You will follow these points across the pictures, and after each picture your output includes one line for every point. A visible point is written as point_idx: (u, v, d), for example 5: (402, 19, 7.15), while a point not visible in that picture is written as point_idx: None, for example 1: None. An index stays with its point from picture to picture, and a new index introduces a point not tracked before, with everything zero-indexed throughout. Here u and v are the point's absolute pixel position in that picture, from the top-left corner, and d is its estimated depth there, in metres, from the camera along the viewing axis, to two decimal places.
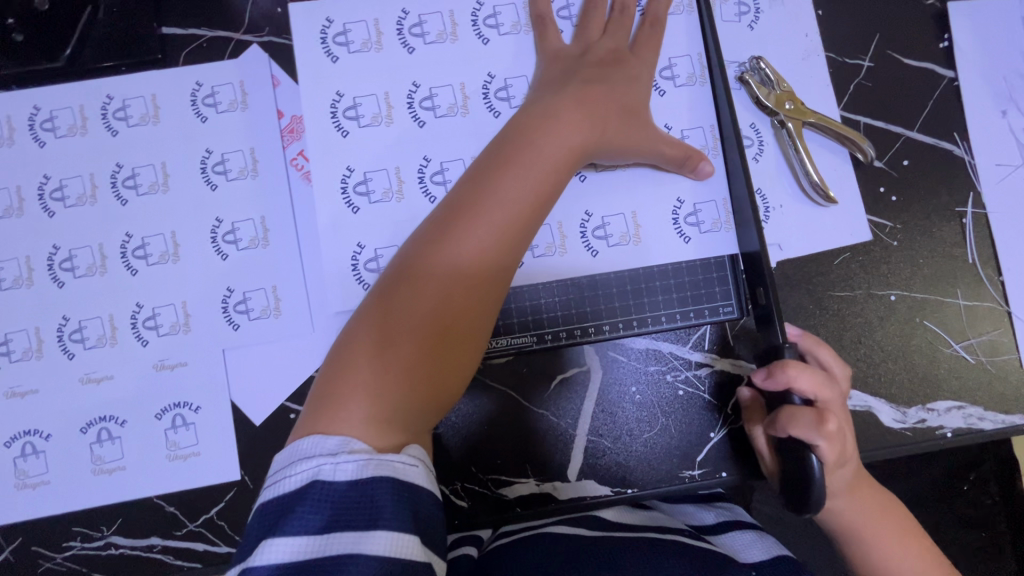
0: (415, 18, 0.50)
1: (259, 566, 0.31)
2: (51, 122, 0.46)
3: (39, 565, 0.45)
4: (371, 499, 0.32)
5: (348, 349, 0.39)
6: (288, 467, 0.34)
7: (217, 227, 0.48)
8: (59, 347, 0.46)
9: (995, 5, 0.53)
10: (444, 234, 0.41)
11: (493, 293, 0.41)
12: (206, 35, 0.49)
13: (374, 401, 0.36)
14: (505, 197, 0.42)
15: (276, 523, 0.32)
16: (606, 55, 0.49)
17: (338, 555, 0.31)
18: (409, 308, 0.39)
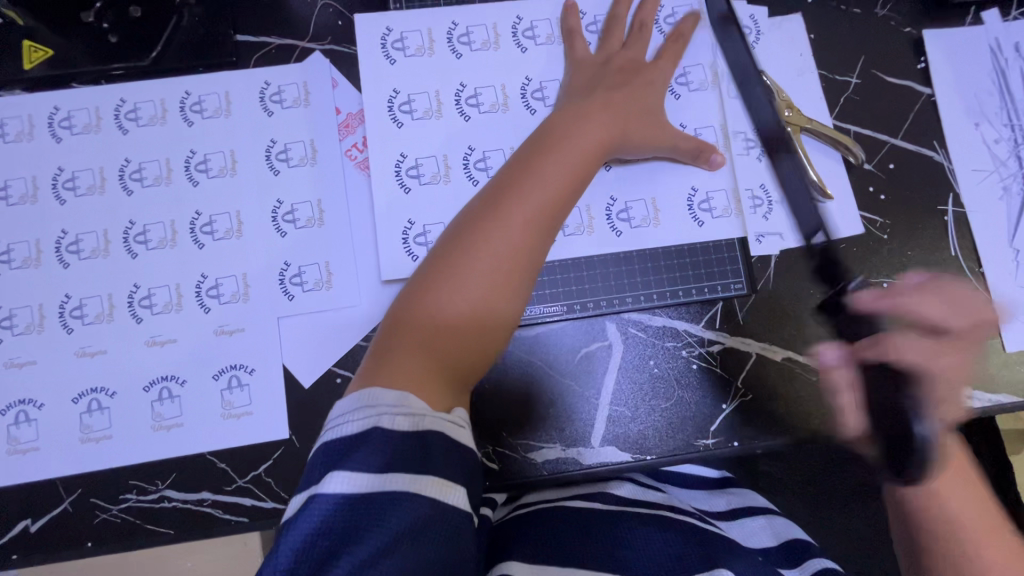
0: (463, 30, 0.53)
1: (324, 495, 0.33)
2: (135, 113, 0.51)
3: (95, 516, 0.46)
4: (426, 446, 0.34)
5: (399, 316, 0.41)
6: (349, 412, 0.35)
7: (278, 207, 0.50)
8: (129, 311, 0.48)
9: (964, 33, 0.57)
10: (487, 214, 0.44)
11: (534, 269, 0.44)
12: (275, 42, 0.53)
13: (424, 362, 0.39)
14: (550, 179, 0.45)
15: (341, 456, 0.34)
16: (626, 64, 0.52)
17: (396, 493, 0.33)
18: (459, 283, 0.41)
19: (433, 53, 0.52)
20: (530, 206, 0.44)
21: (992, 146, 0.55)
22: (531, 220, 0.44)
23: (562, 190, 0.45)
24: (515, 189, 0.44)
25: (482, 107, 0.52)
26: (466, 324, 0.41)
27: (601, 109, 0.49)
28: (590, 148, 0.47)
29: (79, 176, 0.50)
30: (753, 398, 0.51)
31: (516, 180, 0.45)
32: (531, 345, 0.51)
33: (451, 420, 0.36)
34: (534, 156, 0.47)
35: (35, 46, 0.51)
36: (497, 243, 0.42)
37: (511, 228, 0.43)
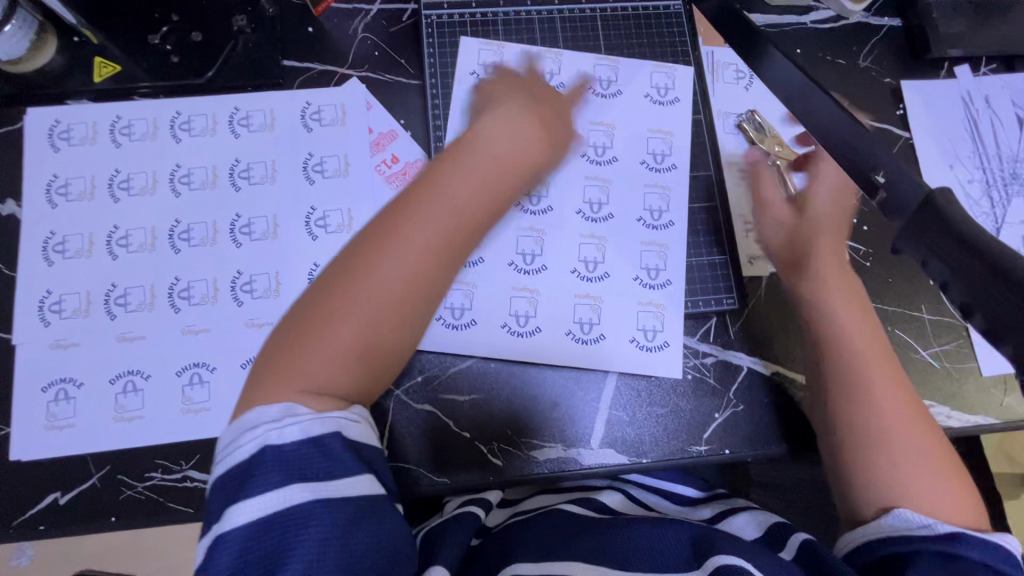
0: (486, 71, 0.59)
1: (231, 529, 0.34)
2: (188, 124, 0.57)
3: (121, 493, 0.49)
4: (323, 451, 0.37)
5: (289, 333, 0.41)
6: (239, 438, 0.37)
7: (312, 213, 0.55)
8: (169, 302, 0.52)
9: (939, 84, 0.64)
10: (386, 229, 0.43)
11: (430, 294, 0.43)
12: (317, 68, 0.59)
13: (308, 384, 0.39)
14: (454, 203, 0.44)
15: (239, 487, 0.35)
16: (542, 95, 0.55)
17: (303, 505, 0.35)
18: (350, 299, 0.41)
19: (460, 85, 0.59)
20: (428, 232, 0.42)
21: (966, 186, 0.61)
22: (431, 246, 0.42)
23: (467, 216, 0.44)
24: (415, 210, 0.43)
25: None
26: (358, 343, 0.40)
27: (513, 131, 0.49)
28: (502, 167, 0.47)
29: (133, 178, 0.55)
30: (745, 408, 0.54)
31: (419, 198, 0.44)
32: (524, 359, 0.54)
33: (348, 417, 0.39)
34: (437, 173, 0.45)
35: (105, 62, 0.57)
36: (392, 269, 0.41)
37: (410, 254, 0.42)
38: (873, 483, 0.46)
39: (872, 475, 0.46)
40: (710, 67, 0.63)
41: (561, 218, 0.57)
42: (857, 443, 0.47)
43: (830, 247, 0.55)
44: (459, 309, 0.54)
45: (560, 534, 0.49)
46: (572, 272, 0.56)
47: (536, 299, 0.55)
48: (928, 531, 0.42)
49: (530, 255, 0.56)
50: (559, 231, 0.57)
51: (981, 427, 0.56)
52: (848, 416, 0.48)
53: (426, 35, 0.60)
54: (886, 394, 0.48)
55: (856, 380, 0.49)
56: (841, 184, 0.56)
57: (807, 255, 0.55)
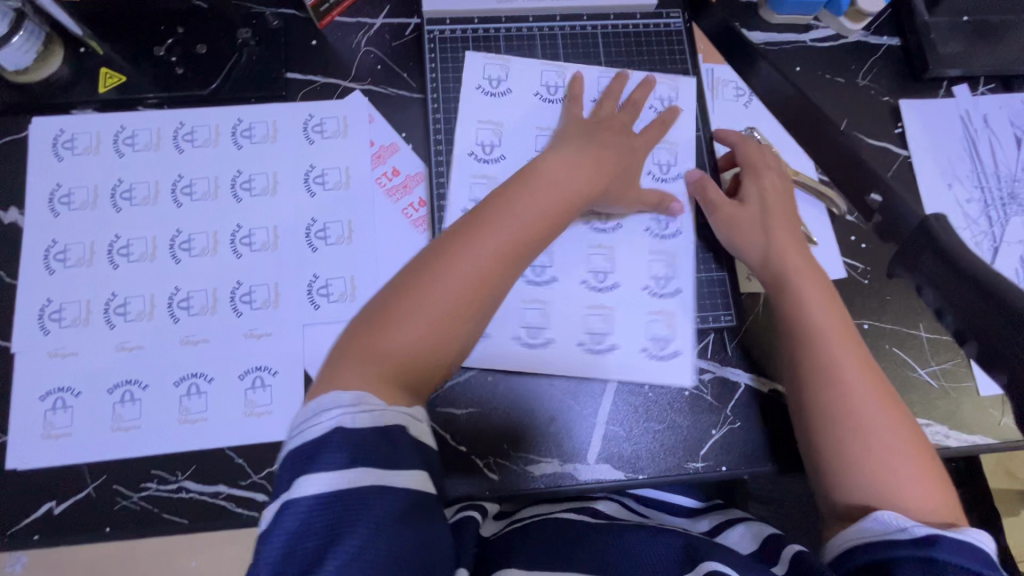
0: (491, 85, 0.60)
1: (299, 498, 0.35)
2: (191, 135, 0.57)
3: (116, 502, 0.49)
4: (390, 442, 0.37)
5: (364, 323, 0.43)
6: (314, 417, 0.37)
7: (312, 225, 0.56)
8: (168, 311, 0.53)
9: (938, 103, 0.64)
10: (467, 231, 0.45)
11: (495, 298, 0.45)
12: (320, 81, 0.60)
13: (377, 372, 0.40)
14: (529, 214, 0.47)
15: (308, 460, 0.35)
16: (616, 124, 0.57)
17: (368, 488, 0.35)
18: (430, 292, 0.43)
19: (466, 100, 0.60)
20: (503, 237, 0.45)
21: (964, 205, 0.61)
22: (504, 251, 0.45)
23: (539, 226, 0.47)
24: (494, 216, 0.46)
25: (501, 156, 0.59)
26: (430, 339, 0.42)
27: (586, 158, 0.52)
28: (575, 188, 0.50)
29: (136, 188, 0.55)
30: (741, 425, 0.54)
31: (498, 206, 0.47)
32: (524, 372, 0.54)
33: (411, 415, 0.39)
34: (515, 187, 0.48)
35: (110, 72, 0.57)
36: (466, 269, 0.44)
37: (484, 257, 0.44)
38: (855, 484, 0.45)
39: (859, 475, 0.45)
40: (709, 84, 0.63)
41: (566, 233, 0.57)
42: (833, 438, 0.47)
43: (792, 235, 0.54)
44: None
45: (557, 541, 0.48)
46: (581, 283, 0.56)
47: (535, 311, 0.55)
48: (903, 534, 0.40)
49: (540, 268, 0.56)
50: (564, 246, 0.57)
51: (979, 447, 0.56)
52: (827, 410, 0.47)
53: (428, 49, 0.60)
54: (858, 386, 0.47)
55: (830, 372, 0.48)
56: (780, 180, 0.57)
57: (772, 247, 0.54)
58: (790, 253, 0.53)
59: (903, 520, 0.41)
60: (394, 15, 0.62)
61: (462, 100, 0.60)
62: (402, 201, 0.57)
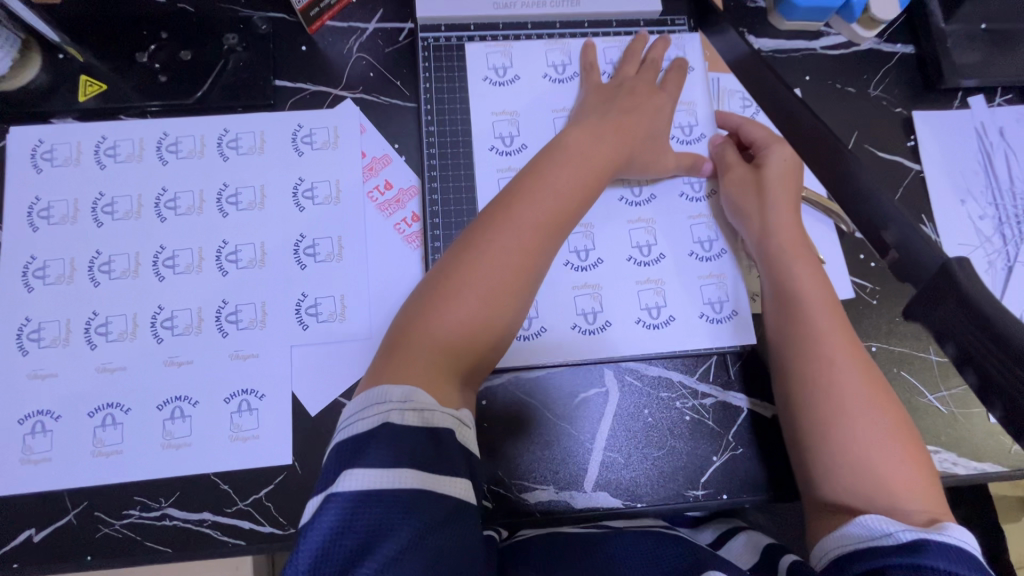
0: (498, 75, 0.59)
1: (342, 492, 0.34)
2: (175, 145, 0.55)
3: (97, 530, 0.47)
4: (436, 442, 0.37)
5: (416, 307, 0.44)
6: (363, 409, 0.38)
7: (300, 241, 0.54)
8: (151, 331, 0.51)
9: (952, 115, 0.61)
10: (502, 213, 0.46)
11: (536, 270, 0.46)
12: (310, 89, 0.57)
13: (434, 354, 0.42)
14: (561, 189, 0.48)
15: (354, 455, 0.35)
16: (640, 89, 0.57)
17: (413, 490, 0.35)
18: (471, 275, 0.44)
19: (474, 93, 0.58)
20: (539, 212, 0.46)
21: (978, 222, 0.59)
22: (541, 224, 0.46)
23: (571, 201, 0.48)
24: (525, 194, 0.47)
25: (523, 145, 0.57)
26: (474, 321, 0.43)
27: (607, 132, 0.52)
28: (603, 161, 0.51)
29: (118, 202, 0.53)
30: (743, 451, 0.52)
31: (529, 184, 0.48)
32: (528, 383, 0.53)
33: (458, 420, 0.40)
34: (543, 164, 0.50)
35: (91, 81, 0.55)
36: (506, 245, 0.45)
37: (521, 232, 0.46)
38: (846, 481, 0.44)
39: (851, 473, 0.44)
40: (716, 94, 0.61)
41: (605, 207, 0.57)
42: (817, 421, 0.46)
43: (786, 211, 0.53)
44: (527, 318, 0.54)
45: (550, 553, 0.45)
46: (627, 259, 0.56)
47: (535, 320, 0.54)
48: (888, 540, 0.38)
49: (584, 251, 0.56)
50: (606, 222, 0.57)
51: (988, 474, 0.54)
52: (816, 396, 0.47)
53: (422, 57, 0.58)
54: (842, 366, 0.47)
55: (814, 352, 0.48)
56: (792, 155, 0.55)
57: (765, 224, 0.53)
58: (781, 230, 0.53)
59: (889, 524, 0.39)
60: (387, 20, 0.59)
61: (471, 92, 0.58)
62: (394, 216, 0.55)
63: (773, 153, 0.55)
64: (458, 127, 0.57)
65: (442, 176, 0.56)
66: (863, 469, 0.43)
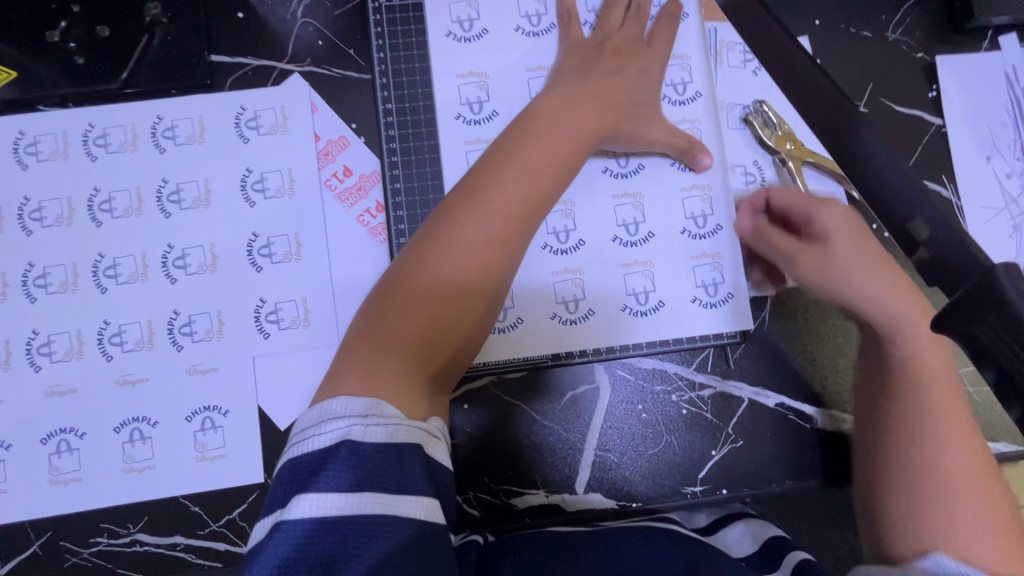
0: (465, 32, 0.51)
1: (294, 519, 0.30)
2: (104, 138, 0.49)
3: (65, 560, 0.45)
4: (401, 461, 0.33)
5: (379, 306, 0.40)
6: (318, 425, 0.33)
7: (254, 241, 0.48)
8: (98, 349, 0.47)
9: (980, 59, 0.54)
10: (468, 198, 0.41)
11: (507, 263, 0.41)
12: (251, 64, 0.50)
13: (398, 361, 0.37)
14: (535, 165, 0.42)
15: (310, 477, 0.32)
16: (624, 45, 0.50)
17: (372, 517, 0.31)
18: (436, 272, 0.39)
19: (437, 52, 0.51)
20: (509, 196, 0.41)
21: (1003, 181, 0.53)
22: (513, 207, 0.41)
23: (543, 180, 0.42)
24: (493, 175, 0.42)
25: (493, 113, 0.50)
26: (442, 321, 0.39)
27: (589, 97, 0.46)
28: (581, 132, 0.45)
29: (46, 207, 0.48)
30: (744, 445, 0.49)
31: (498, 163, 0.42)
32: (509, 381, 0.49)
33: (427, 431, 0.35)
34: (514, 138, 0.44)
35: None
36: (476, 233, 0.40)
37: (489, 219, 0.40)
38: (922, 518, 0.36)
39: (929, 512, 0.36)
40: (713, 48, 0.53)
41: (586, 181, 0.51)
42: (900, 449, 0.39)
43: (884, 272, 0.45)
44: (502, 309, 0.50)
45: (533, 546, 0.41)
46: (612, 239, 0.50)
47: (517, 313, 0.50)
48: None
49: (564, 232, 0.50)
50: (588, 198, 0.51)
51: (1004, 455, 0.50)
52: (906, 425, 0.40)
53: (375, 22, 0.51)
54: (945, 405, 0.40)
55: (909, 380, 0.41)
56: (841, 211, 0.47)
57: (857, 287, 0.45)
58: (882, 292, 0.44)
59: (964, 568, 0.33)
60: None
61: (433, 55, 0.51)
62: (354, 208, 0.49)
63: (825, 217, 0.46)
64: (419, 101, 0.50)
65: (404, 160, 0.50)
66: (939, 500, 0.36)
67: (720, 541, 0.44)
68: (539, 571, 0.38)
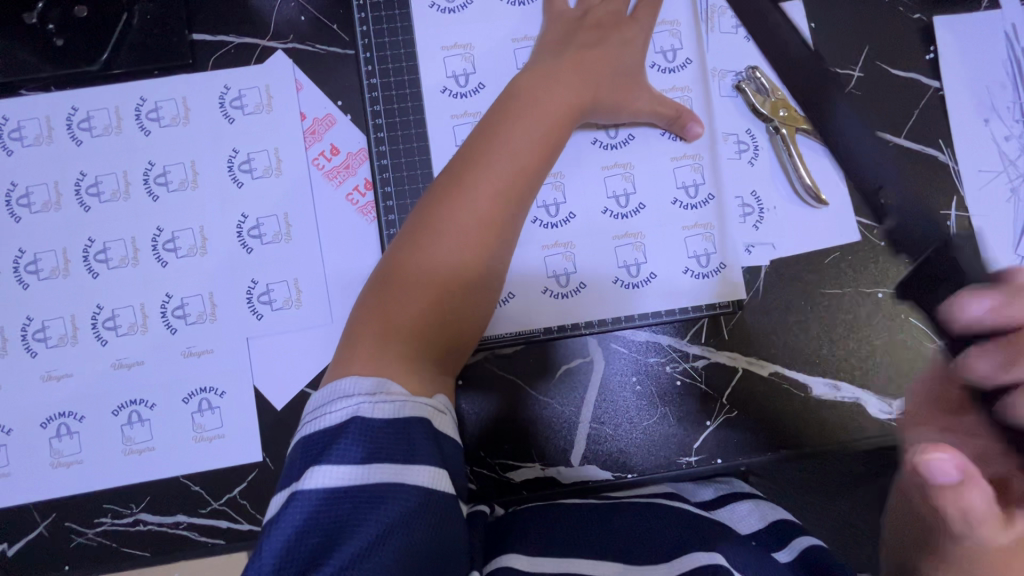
0: (449, 2, 0.50)
1: (308, 489, 0.31)
2: (88, 121, 0.48)
3: (71, 540, 0.46)
4: (407, 436, 0.33)
5: (374, 296, 0.39)
6: (328, 404, 0.34)
7: (243, 222, 0.48)
8: (93, 333, 0.47)
9: (979, 17, 0.53)
10: (460, 177, 0.41)
11: (499, 249, 0.41)
12: (233, 42, 0.49)
13: (402, 342, 0.37)
14: (527, 141, 0.42)
15: (322, 451, 0.32)
16: (605, 17, 0.49)
17: (380, 486, 0.31)
18: (433, 253, 0.39)
19: (420, 24, 0.50)
20: (496, 178, 0.41)
21: (1002, 143, 0.52)
22: (508, 183, 0.41)
23: (533, 159, 0.42)
24: (479, 158, 0.41)
25: (479, 85, 0.50)
26: (444, 302, 0.39)
27: (573, 70, 0.46)
28: (568, 105, 0.45)
29: (34, 192, 0.48)
30: (739, 413, 0.49)
31: (484, 146, 0.42)
32: (502, 357, 0.50)
33: (434, 407, 0.35)
34: (499, 119, 0.43)
35: None
36: (470, 211, 0.40)
37: (478, 202, 0.40)
38: None
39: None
40: (704, 13, 0.52)
41: (575, 154, 0.50)
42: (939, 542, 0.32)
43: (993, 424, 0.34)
44: None
45: (534, 522, 0.42)
46: (603, 211, 0.50)
47: (509, 290, 0.49)
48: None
49: (554, 206, 0.50)
50: (578, 171, 0.50)
51: None
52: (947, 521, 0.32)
53: None
54: None
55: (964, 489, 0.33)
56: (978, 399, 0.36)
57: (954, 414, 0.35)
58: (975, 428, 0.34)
59: None
60: None
61: (417, 27, 0.50)
62: (342, 187, 0.49)
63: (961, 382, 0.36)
64: (404, 76, 0.49)
65: (390, 137, 0.49)
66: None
67: (724, 515, 0.43)
68: (542, 541, 0.39)
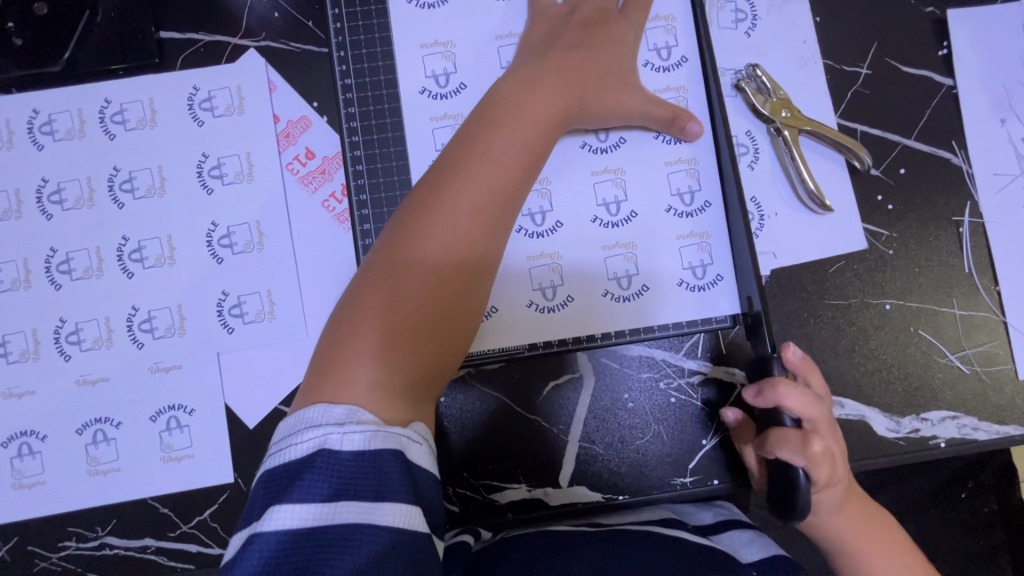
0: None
1: (269, 530, 0.29)
2: (50, 125, 0.46)
3: (34, 565, 0.44)
4: (378, 471, 0.30)
5: (345, 317, 0.36)
6: (294, 434, 0.31)
7: (213, 230, 0.46)
8: (56, 348, 0.45)
9: (996, 10, 0.50)
10: (441, 188, 0.38)
11: (481, 269, 0.38)
12: (203, 40, 0.47)
13: (378, 367, 0.34)
14: (512, 147, 0.40)
15: (286, 487, 0.30)
16: (593, 15, 0.46)
17: (347, 526, 0.29)
18: (413, 269, 0.36)
19: (400, 20, 0.47)
20: (477, 191, 0.38)
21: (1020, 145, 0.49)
22: (493, 192, 0.39)
23: (518, 167, 0.40)
24: (459, 169, 0.39)
25: (461, 85, 0.47)
26: (425, 322, 0.36)
27: (559, 72, 0.43)
28: (555, 110, 0.42)
29: None
30: None
31: (463, 156, 0.39)
32: (487, 372, 0.47)
33: (407, 438, 0.32)
34: (481, 125, 0.41)
35: None
36: (452, 223, 0.37)
37: (460, 215, 0.37)
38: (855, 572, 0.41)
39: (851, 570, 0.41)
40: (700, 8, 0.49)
41: (564, 158, 0.47)
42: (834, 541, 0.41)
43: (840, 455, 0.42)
44: None
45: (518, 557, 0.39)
46: (592, 219, 0.47)
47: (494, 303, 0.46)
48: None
49: (540, 214, 0.47)
50: (566, 176, 0.47)
51: (1015, 438, 0.47)
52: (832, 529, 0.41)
53: None
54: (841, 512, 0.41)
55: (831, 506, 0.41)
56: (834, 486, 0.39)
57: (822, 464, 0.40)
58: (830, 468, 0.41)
59: None
60: None
61: (395, 23, 0.47)
62: (318, 194, 0.47)
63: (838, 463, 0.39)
64: (381, 75, 0.46)
65: (366, 140, 0.46)
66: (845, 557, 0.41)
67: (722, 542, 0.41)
68: None
